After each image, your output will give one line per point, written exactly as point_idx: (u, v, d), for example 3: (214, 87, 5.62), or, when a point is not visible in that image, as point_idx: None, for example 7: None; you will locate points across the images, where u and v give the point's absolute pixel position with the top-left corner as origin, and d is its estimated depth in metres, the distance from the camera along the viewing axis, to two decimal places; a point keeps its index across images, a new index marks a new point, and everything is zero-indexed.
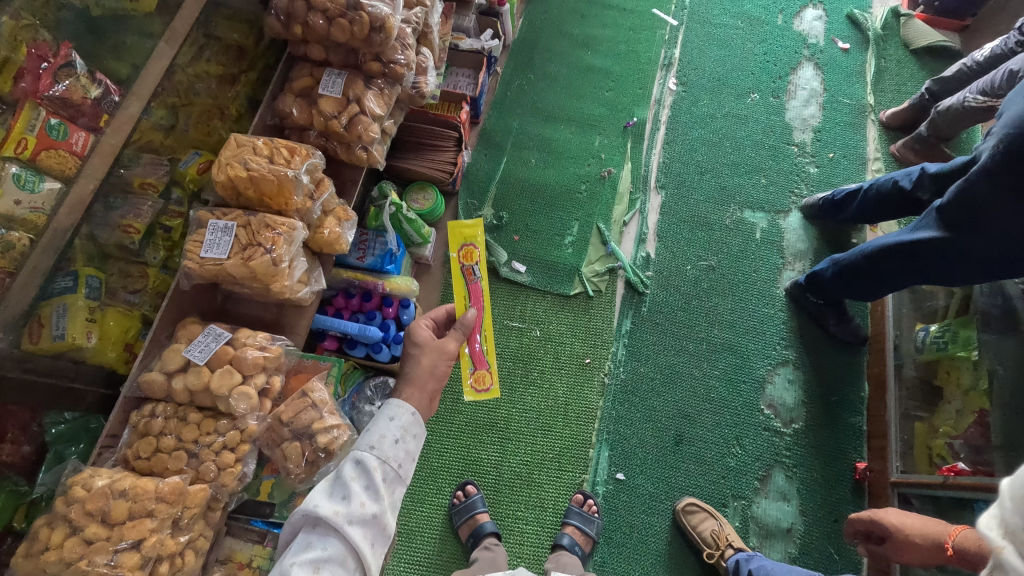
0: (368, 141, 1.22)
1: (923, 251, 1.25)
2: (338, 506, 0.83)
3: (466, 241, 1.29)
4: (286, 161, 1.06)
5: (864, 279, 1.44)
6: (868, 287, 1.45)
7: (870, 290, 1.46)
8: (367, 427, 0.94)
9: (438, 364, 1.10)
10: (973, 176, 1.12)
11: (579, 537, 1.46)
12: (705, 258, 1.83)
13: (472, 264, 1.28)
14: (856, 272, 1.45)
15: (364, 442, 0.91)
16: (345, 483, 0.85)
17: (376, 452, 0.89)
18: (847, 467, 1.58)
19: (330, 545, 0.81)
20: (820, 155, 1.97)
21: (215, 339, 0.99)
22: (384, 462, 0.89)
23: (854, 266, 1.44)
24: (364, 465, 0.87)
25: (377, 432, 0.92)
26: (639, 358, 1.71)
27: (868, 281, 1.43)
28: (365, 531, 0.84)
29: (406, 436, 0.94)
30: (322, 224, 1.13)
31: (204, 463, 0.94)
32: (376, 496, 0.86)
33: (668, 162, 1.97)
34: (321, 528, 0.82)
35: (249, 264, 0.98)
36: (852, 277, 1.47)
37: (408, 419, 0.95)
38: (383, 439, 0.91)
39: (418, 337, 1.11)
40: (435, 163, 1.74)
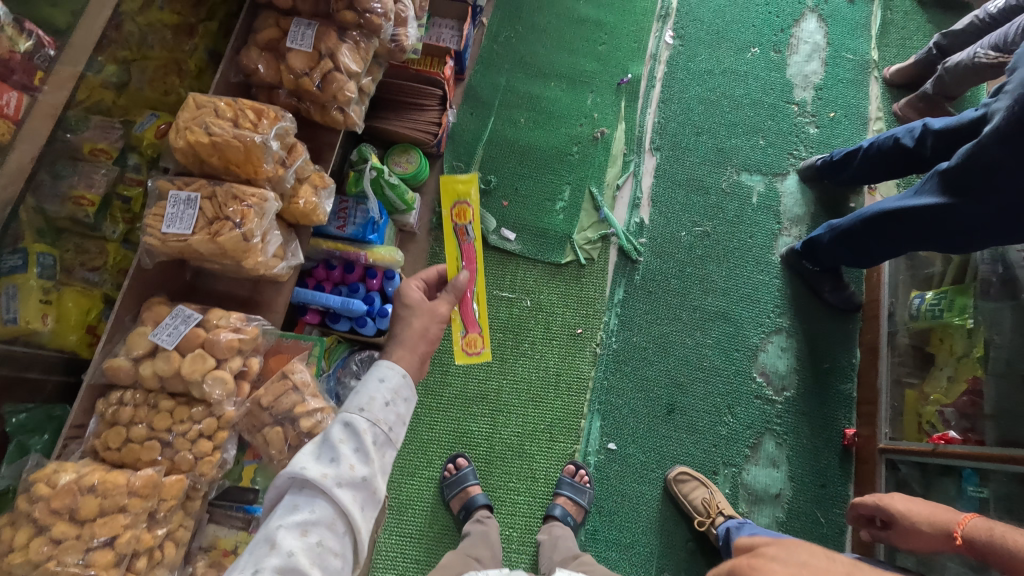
0: (344, 101, 1.12)
1: (925, 217, 1.20)
2: (325, 468, 0.76)
3: (459, 198, 1.24)
4: (253, 125, 0.95)
5: (860, 246, 1.40)
6: (864, 253, 1.41)
7: (865, 257, 1.42)
8: (356, 388, 0.86)
9: (430, 327, 1.02)
10: (986, 138, 1.06)
11: (571, 508, 1.46)
12: (700, 224, 1.77)
13: (466, 223, 1.23)
14: (852, 237, 1.40)
15: (351, 405, 0.83)
16: (333, 445, 0.78)
17: (366, 414, 0.82)
18: (836, 433, 1.59)
19: (316, 510, 0.75)
20: (820, 114, 1.89)
21: (185, 322, 0.92)
22: (374, 425, 0.82)
23: (852, 232, 1.40)
24: (352, 427, 0.80)
25: (366, 394, 0.84)
26: (632, 328, 1.67)
27: (862, 247, 1.40)
28: (355, 496, 0.77)
29: (398, 399, 0.86)
30: (298, 194, 1.05)
31: (180, 453, 0.88)
32: (366, 459, 0.79)
33: (664, 122, 1.88)
34: (308, 490, 0.76)
35: (217, 240, 0.90)
36: (848, 243, 1.43)
37: (399, 382, 0.87)
38: (372, 400, 0.84)
39: (407, 299, 1.05)
40: (417, 124, 1.63)
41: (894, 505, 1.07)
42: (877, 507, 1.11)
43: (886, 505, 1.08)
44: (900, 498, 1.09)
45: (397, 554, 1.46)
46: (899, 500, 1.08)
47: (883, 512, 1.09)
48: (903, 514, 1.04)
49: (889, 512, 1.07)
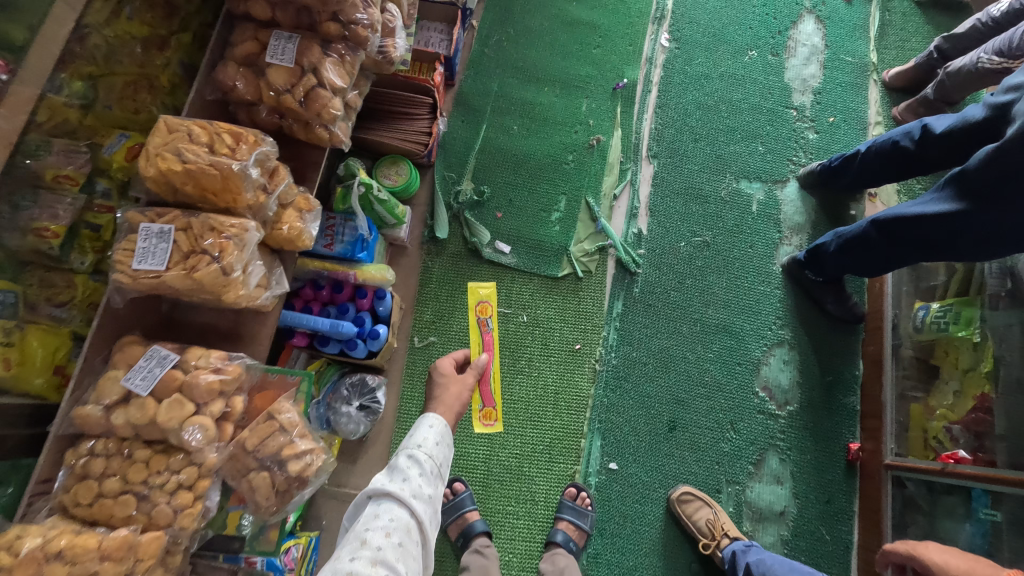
0: (329, 119, 1.05)
1: (943, 223, 1.15)
2: (400, 484, 0.93)
3: (481, 298, 1.65)
4: (231, 149, 0.88)
5: (870, 255, 1.34)
6: (873, 261, 1.35)
7: (875, 266, 1.36)
8: (409, 435, 1.06)
9: (463, 394, 1.21)
10: (1008, 142, 1.01)
11: (573, 533, 1.43)
12: (699, 233, 1.73)
13: (487, 318, 1.63)
14: (861, 245, 1.35)
15: (410, 443, 1.03)
16: (403, 468, 0.96)
17: (424, 448, 1.01)
18: (840, 448, 1.56)
19: (395, 517, 0.89)
20: (819, 119, 1.85)
21: (161, 364, 0.86)
22: (430, 456, 1.01)
23: (861, 240, 1.34)
24: (415, 456, 0.99)
25: (420, 435, 1.05)
26: (631, 343, 1.63)
27: (872, 255, 1.34)
28: (424, 509, 0.93)
29: (443, 441, 1.06)
30: (281, 219, 0.99)
31: (158, 507, 0.82)
32: (429, 480, 0.97)
33: (661, 128, 1.83)
34: (385, 503, 0.91)
35: (193, 276, 0.84)
36: (857, 251, 1.37)
37: (443, 428, 1.09)
38: (426, 440, 1.04)
39: (442, 370, 1.24)
40: (407, 134, 1.56)
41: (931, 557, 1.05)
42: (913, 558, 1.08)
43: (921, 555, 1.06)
44: (936, 549, 1.07)
45: None
46: (936, 551, 1.05)
47: (918, 562, 1.06)
48: (938, 567, 1.02)
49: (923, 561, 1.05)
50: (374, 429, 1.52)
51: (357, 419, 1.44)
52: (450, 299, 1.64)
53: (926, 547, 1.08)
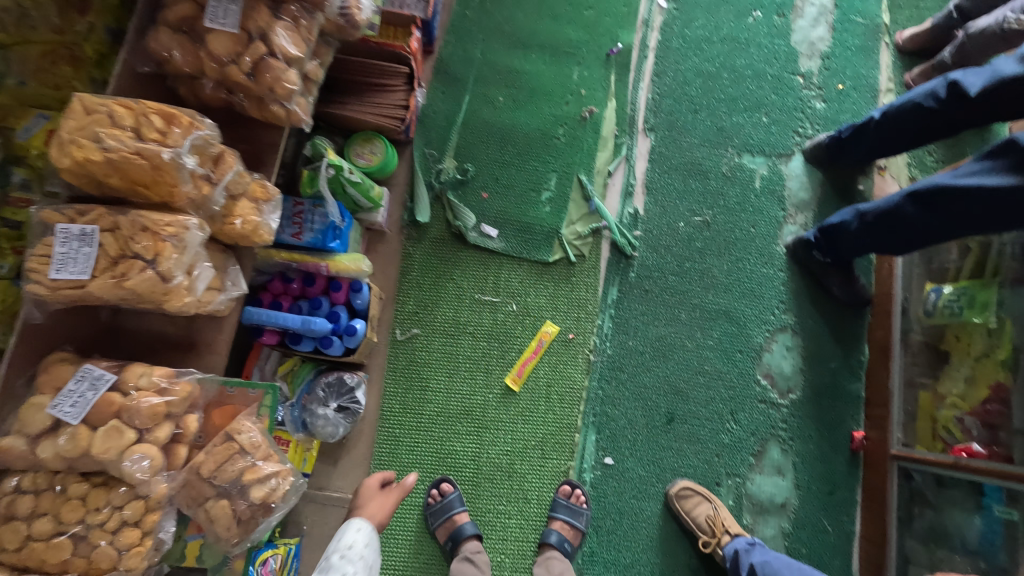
0: (284, 95, 0.91)
1: (1001, 196, 1.02)
2: None
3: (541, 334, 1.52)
4: (162, 134, 0.74)
5: (901, 232, 1.20)
6: (905, 239, 1.21)
7: (904, 244, 1.23)
8: (339, 536, 1.20)
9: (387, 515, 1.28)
10: None
11: (568, 533, 1.37)
12: (699, 212, 1.62)
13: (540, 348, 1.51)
14: (893, 222, 1.20)
15: (340, 546, 1.17)
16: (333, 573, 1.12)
17: (352, 551, 1.16)
18: (844, 436, 1.50)
19: None
20: (827, 86, 1.72)
21: (93, 388, 0.74)
22: (359, 558, 1.16)
23: (893, 215, 1.20)
24: (344, 561, 1.14)
25: (349, 538, 1.19)
26: (627, 331, 1.53)
27: (904, 233, 1.20)
28: None
29: (372, 541, 1.20)
30: (232, 212, 0.86)
31: (98, 549, 0.72)
32: None
33: (659, 98, 1.69)
34: None
35: (124, 285, 0.72)
36: (887, 227, 1.23)
37: (371, 529, 1.22)
38: (355, 542, 1.18)
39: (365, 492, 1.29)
40: (382, 108, 1.41)
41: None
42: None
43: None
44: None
45: None
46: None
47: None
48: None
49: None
50: (356, 429, 1.44)
51: (335, 421, 1.34)
52: (434, 287, 1.53)
53: None
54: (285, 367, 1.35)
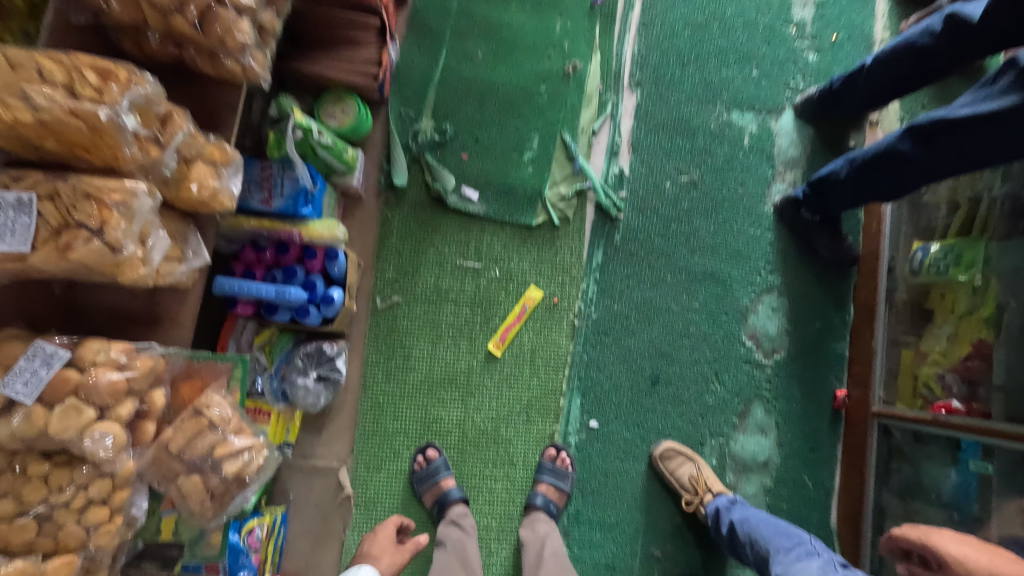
0: (236, 47, 0.85)
1: (998, 121, 0.98)
2: None
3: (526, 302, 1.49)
4: (98, 91, 0.68)
5: (899, 172, 1.15)
6: (903, 180, 1.16)
7: (902, 186, 1.18)
8: None
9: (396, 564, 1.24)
10: None
11: (553, 495, 1.38)
12: (686, 172, 1.57)
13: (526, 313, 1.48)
14: (890, 162, 1.15)
15: None
16: None
17: None
18: (827, 395, 1.51)
19: None
20: (821, 37, 1.64)
21: (46, 366, 0.70)
22: None
23: (889, 156, 1.15)
24: None
25: None
26: (612, 295, 1.51)
27: (903, 173, 1.15)
28: None
29: None
30: (187, 176, 0.81)
31: (65, 528, 0.70)
32: None
33: (645, 51, 1.61)
34: None
35: (70, 257, 0.68)
36: (883, 169, 1.17)
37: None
38: None
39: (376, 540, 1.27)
40: (353, 65, 1.33)
41: (945, 547, 0.91)
42: (924, 550, 0.94)
43: (936, 547, 0.91)
44: (950, 539, 0.93)
45: None
46: (952, 543, 0.91)
47: (931, 554, 0.93)
48: (956, 561, 0.88)
49: (939, 555, 0.90)
50: (339, 398, 1.42)
51: (315, 391, 1.32)
52: (414, 254, 1.49)
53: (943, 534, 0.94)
54: (261, 339, 1.31)
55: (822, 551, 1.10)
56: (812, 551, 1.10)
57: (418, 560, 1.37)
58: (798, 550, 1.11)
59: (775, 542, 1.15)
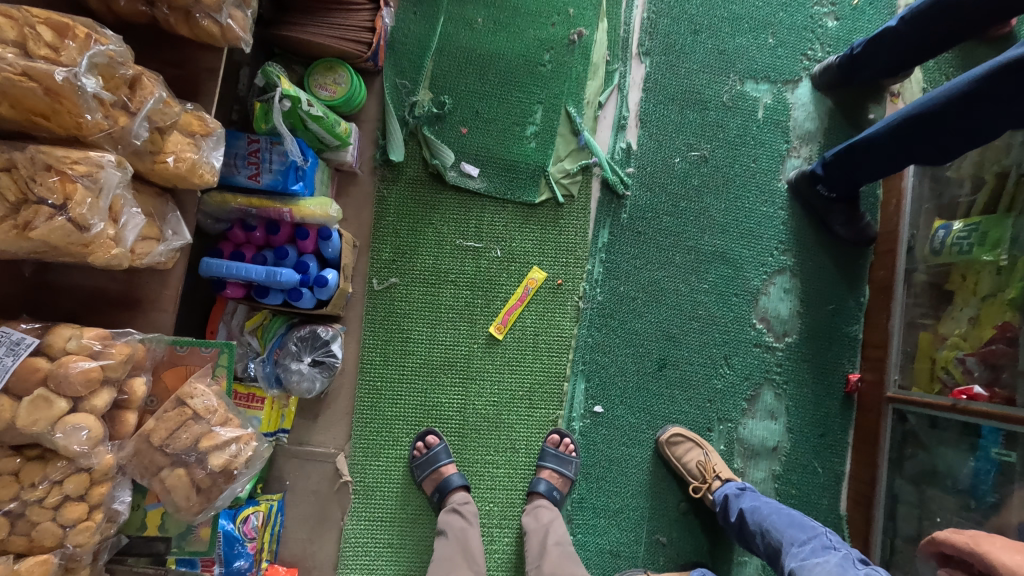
0: (212, 6, 0.77)
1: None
2: None
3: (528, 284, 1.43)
4: (54, 49, 0.61)
5: (935, 138, 1.07)
6: (939, 146, 1.08)
7: (939, 151, 1.09)
8: None
9: None
10: None
11: (556, 481, 1.35)
12: (696, 146, 1.50)
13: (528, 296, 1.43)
14: (924, 128, 1.07)
15: None
16: None
17: None
18: (839, 379, 1.46)
19: None
20: (841, 2, 1.55)
21: (12, 354, 0.64)
22: None
23: (922, 121, 1.06)
24: None
25: None
26: (618, 276, 1.45)
27: (939, 139, 1.06)
28: None
29: None
30: (162, 148, 0.74)
31: (39, 527, 0.66)
32: None
33: (655, 18, 1.52)
34: None
35: (30, 236, 0.61)
36: (917, 136, 1.09)
37: None
38: None
39: None
40: (345, 31, 1.25)
41: (993, 554, 0.82)
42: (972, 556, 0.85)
43: (986, 555, 0.82)
44: (1001, 547, 0.83)
45: (368, 541, 1.34)
46: (1002, 549, 0.82)
47: (980, 562, 0.83)
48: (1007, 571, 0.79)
49: (985, 561, 0.82)
50: (335, 383, 1.38)
51: (311, 376, 1.27)
52: (412, 233, 1.42)
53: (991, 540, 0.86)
54: (254, 321, 1.28)
55: (838, 545, 1.05)
56: (829, 546, 1.05)
57: (418, 547, 1.34)
58: (813, 543, 1.06)
59: (788, 533, 1.11)
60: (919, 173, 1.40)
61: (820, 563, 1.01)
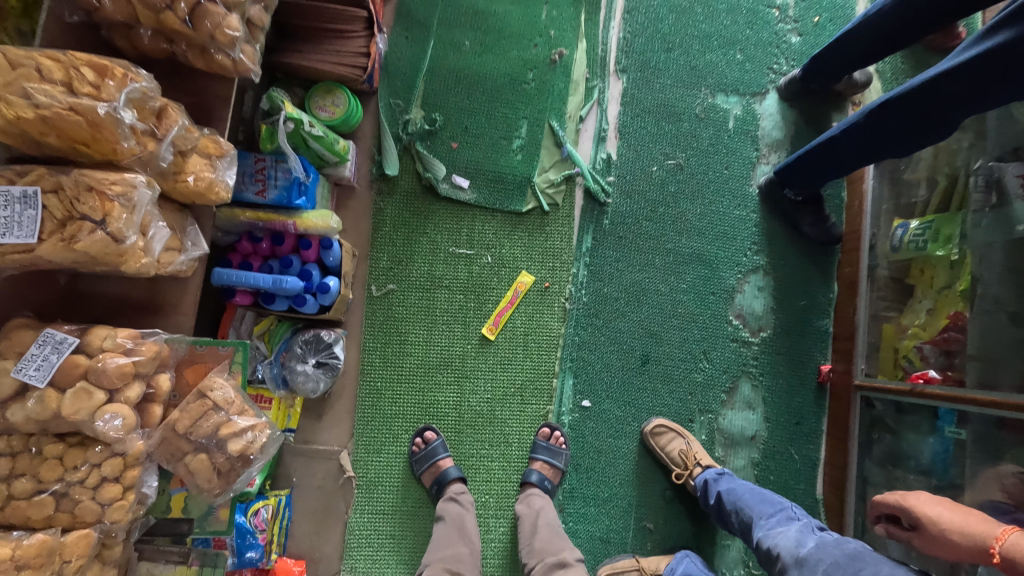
0: (226, 42, 0.87)
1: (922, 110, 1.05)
2: None
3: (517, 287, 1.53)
4: (95, 87, 0.71)
5: (892, 134, 1.12)
6: (896, 140, 1.14)
7: (898, 145, 1.15)
8: None
9: None
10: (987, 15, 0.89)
11: (547, 471, 1.43)
12: (672, 156, 1.60)
13: (517, 298, 1.52)
14: (881, 127, 1.13)
15: None
16: None
17: None
18: (812, 370, 1.56)
19: None
20: (803, 19, 1.66)
21: (57, 352, 0.74)
22: None
23: (878, 121, 1.12)
24: None
25: None
26: (602, 279, 1.55)
27: (896, 134, 1.12)
28: None
29: None
30: (183, 169, 0.84)
31: (81, 504, 0.75)
32: None
33: (630, 37, 1.63)
34: None
35: (75, 247, 0.71)
36: (851, 148, 1.22)
37: None
38: None
39: None
40: (341, 57, 1.35)
41: (919, 508, 0.94)
42: (900, 510, 0.97)
43: (913, 510, 0.95)
44: (924, 499, 0.96)
45: (371, 533, 1.42)
46: (924, 501, 0.95)
47: (906, 515, 0.96)
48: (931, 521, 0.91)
49: (912, 515, 0.94)
50: (338, 384, 1.46)
51: (315, 376, 1.37)
52: (407, 242, 1.52)
53: (916, 496, 0.97)
54: (261, 327, 1.37)
55: (800, 516, 1.15)
56: (791, 517, 1.15)
57: (418, 537, 1.42)
58: (778, 515, 1.16)
59: (758, 509, 1.20)
60: (878, 176, 1.50)
61: (783, 531, 1.10)
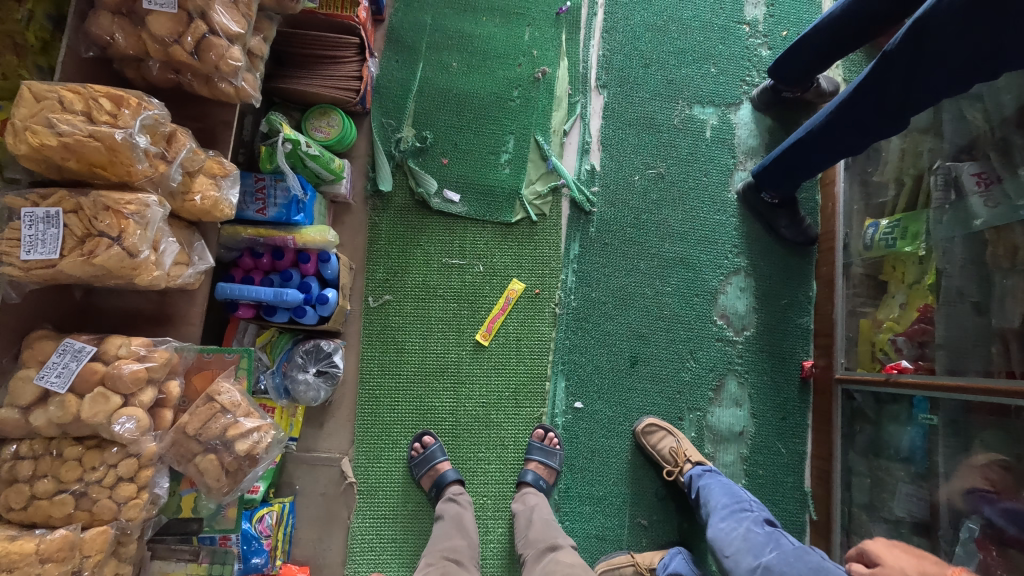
0: (229, 72, 0.94)
1: (865, 111, 1.13)
2: None
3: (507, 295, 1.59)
4: (112, 116, 0.78)
5: (862, 121, 1.16)
6: (867, 129, 1.17)
7: (859, 141, 1.21)
8: None
9: None
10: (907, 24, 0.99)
11: (542, 471, 1.48)
12: (653, 165, 1.68)
13: (508, 303, 1.58)
14: (849, 115, 1.16)
15: None
16: None
17: None
18: (795, 366, 1.62)
19: None
20: (773, 33, 1.75)
21: (76, 359, 0.81)
22: None
23: (832, 123, 1.20)
24: None
25: None
26: (590, 283, 1.61)
27: (858, 125, 1.17)
28: None
29: None
30: (191, 188, 0.91)
31: (99, 502, 0.82)
32: None
33: (609, 55, 1.72)
34: None
35: (93, 262, 0.77)
36: (811, 150, 1.30)
37: None
38: None
39: None
40: (335, 81, 1.43)
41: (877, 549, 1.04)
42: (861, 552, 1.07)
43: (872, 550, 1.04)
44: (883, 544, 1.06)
45: (372, 538, 1.45)
46: (880, 544, 1.05)
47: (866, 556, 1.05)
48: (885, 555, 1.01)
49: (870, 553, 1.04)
50: (338, 393, 1.52)
51: (316, 385, 1.43)
52: (402, 255, 1.59)
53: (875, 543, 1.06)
54: (263, 339, 1.43)
55: (752, 508, 1.28)
56: (745, 509, 1.27)
57: (419, 541, 1.46)
58: (733, 506, 1.28)
59: (716, 500, 1.31)
60: (849, 180, 1.58)
61: (744, 539, 1.18)
